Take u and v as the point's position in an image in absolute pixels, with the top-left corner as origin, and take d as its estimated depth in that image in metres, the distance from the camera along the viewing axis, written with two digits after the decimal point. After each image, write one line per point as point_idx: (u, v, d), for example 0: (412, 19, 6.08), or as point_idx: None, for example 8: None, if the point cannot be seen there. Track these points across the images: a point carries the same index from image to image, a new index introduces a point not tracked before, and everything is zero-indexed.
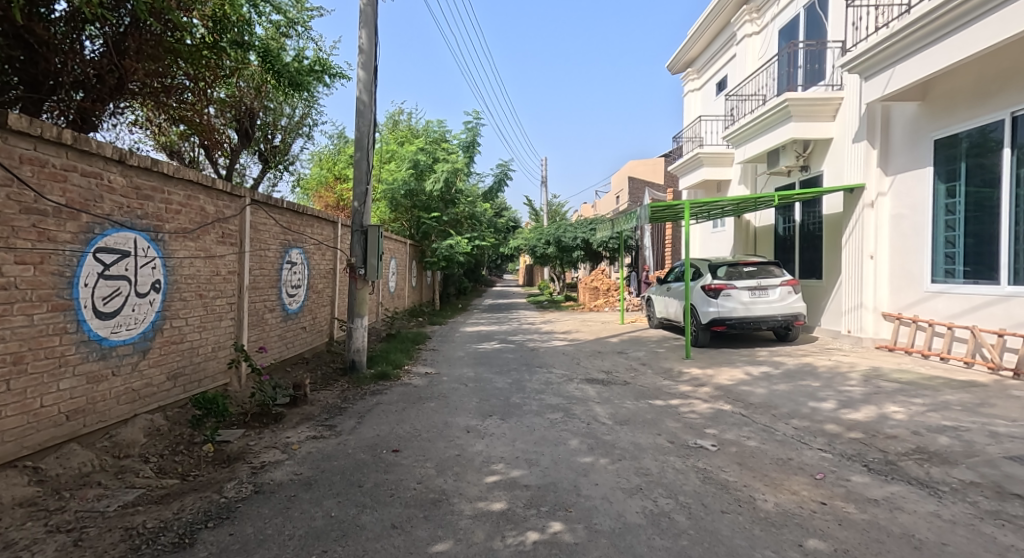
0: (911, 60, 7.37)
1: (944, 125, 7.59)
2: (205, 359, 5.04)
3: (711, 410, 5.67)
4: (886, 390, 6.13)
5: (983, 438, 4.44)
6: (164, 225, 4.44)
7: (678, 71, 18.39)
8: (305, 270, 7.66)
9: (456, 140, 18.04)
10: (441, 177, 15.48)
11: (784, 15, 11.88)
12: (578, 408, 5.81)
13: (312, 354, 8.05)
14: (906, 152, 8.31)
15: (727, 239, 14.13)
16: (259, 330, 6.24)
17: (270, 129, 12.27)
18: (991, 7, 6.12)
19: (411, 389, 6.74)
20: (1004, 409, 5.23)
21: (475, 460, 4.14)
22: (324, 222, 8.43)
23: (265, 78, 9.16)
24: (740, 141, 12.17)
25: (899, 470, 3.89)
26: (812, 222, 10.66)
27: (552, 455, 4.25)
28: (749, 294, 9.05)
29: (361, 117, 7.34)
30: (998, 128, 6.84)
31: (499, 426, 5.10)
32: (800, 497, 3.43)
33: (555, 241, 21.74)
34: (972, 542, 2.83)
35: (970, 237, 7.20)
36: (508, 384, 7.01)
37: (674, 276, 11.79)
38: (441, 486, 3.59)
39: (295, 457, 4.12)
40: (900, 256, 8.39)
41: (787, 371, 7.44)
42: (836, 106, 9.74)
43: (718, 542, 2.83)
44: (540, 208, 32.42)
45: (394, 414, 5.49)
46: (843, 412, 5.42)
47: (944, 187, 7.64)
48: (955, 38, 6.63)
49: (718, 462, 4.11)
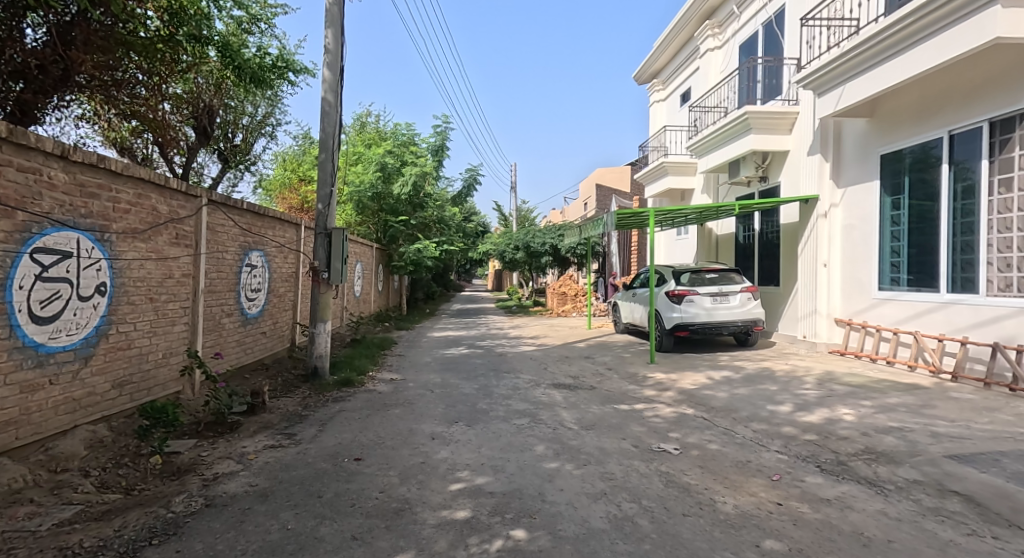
0: (859, 79, 7.75)
1: (890, 141, 7.98)
2: (155, 366, 4.80)
3: (674, 414, 5.76)
4: (839, 394, 6.35)
5: (926, 438, 4.65)
6: (111, 225, 4.22)
7: (645, 82, 18.77)
8: (266, 273, 7.43)
9: (424, 143, 17.82)
10: (409, 181, 15.26)
11: (744, 31, 12.30)
12: (544, 413, 5.81)
13: (272, 360, 7.80)
14: (856, 165, 8.70)
15: (690, 246, 14.48)
16: (215, 335, 6.01)
17: (230, 128, 11.92)
18: (930, 32, 6.50)
19: (376, 396, 6.60)
20: (945, 410, 5.49)
21: (439, 468, 4.07)
22: (287, 224, 8.20)
23: (224, 75, 8.88)
24: (702, 152, 12.49)
25: (850, 470, 4.03)
26: (770, 231, 11.02)
27: (518, 461, 4.22)
28: (710, 300, 9.26)
29: (326, 118, 7.16)
30: (937, 145, 7.21)
31: (465, 432, 5.04)
32: (758, 499, 3.51)
33: (524, 246, 21.84)
34: (915, 539, 2.94)
35: (914, 247, 7.56)
36: (475, 390, 6.96)
37: (639, 282, 11.99)
38: (404, 494, 3.52)
39: (251, 467, 3.96)
40: (851, 264, 8.74)
41: (747, 375, 7.63)
42: (792, 120, 10.13)
43: (680, 545, 2.86)
44: (509, 214, 32.59)
45: (358, 422, 5.36)
46: (798, 415, 5.59)
47: (890, 199, 8.01)
48: (898, 60, 7.01)
49: (681, 466, 4.17)
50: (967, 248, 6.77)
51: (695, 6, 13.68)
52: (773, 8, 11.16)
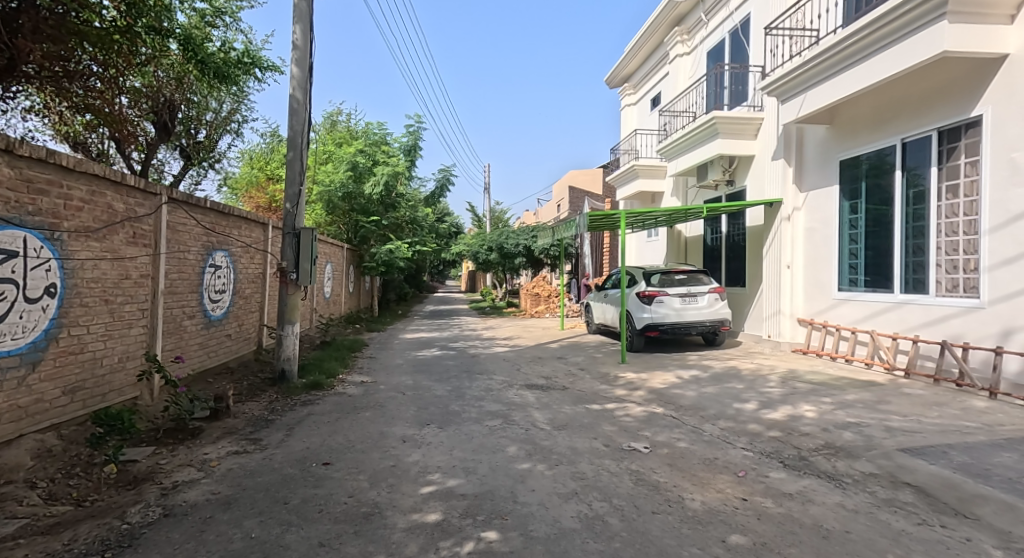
0: (818, 88, 8.02)
1: (848, 148, 8.28)
2: (110, 371, 4.62)
3: (644, 413, 5.84)
4: (801, 391, 6.56)
5: (881, 432, 4.84)
6: (62, 223, 4.04)
7: (616, 86, 19.01)
8: (231, 274, 7.23)
9: (396, 142, 17.63)
10: (381, 181, 15.08)
11: (712, 38, 12.59)
12: (517, 414, 5.82)
13: (238, 364, 7.59)
14: (817, 171, 9.00)
15: (661, 248, 14.72)
16: (176, 338, 5.81)
17: (193, 123, 11.56)
18: (883, 44, 6.78)
19: (346, 399, 6.49)
20: (899, 406, 5.73)
21: (410, 470, 4.03)
22: (253, 224, 7.99)
23: (187, 69, 8.61)
24: (671, 155, 12.71)
25: (811, 465, 4.17)
26: (736, 233, 11.29)
27: (490, 463, 4.21)
28: (679, 300, 9.43)
29: (294, 116, 7.02)
30: (891, 153, 7.52)
31: (437, 435, 5.00)
32: (724, 495, 3.59)
33: (497, 247, 21.84)
34: (870, 529, 3.05)
35: (870, 250, 7.85)
36: (448, 392, 6.92)
37: (610, 283, 12.13)
38: (374, 498, 3.47)
39: (213, 475, 3.85)
40: (813, 265, 9.03)
41: (715, 374, 7.81)
42: (757, 126, 10.40)
43: (649, 542, 2.90)
44: (483, 215, 32.56)
45: (326, 426, 5.27)
46: (763, 412, 5.74)
47: (848, 204, 8.32)
48: (854, 71, 7.29)
49: (650, 464, 4.23)
50: (919, 251, 7.07)
51: (664, 12, 13.92)
52: (739, 16, 11.45)
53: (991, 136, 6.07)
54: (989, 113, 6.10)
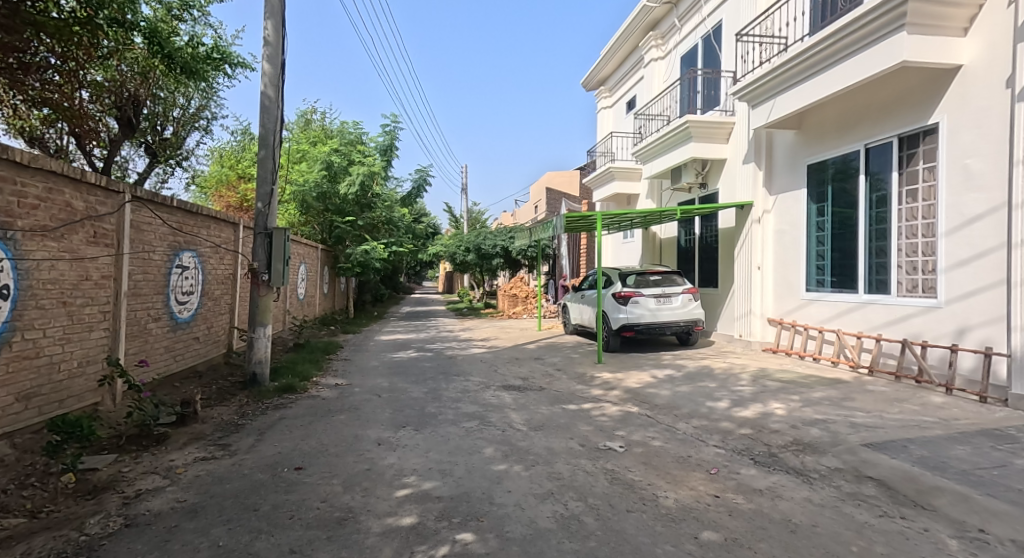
0: (787, 94, 8.24)
1: (815, 153, 8.52)
2: (68, 377, 4.44)
3: (619, 413, 5.90)
4: (771, 389, 6.72)
5: (846, 428, 4.99)
6: (16, 222, 3.87)
7: (592, 88, 19.16)
8: (199, 275, 7.03)
9: (372, 142, 17.43)
10: (356, 180, 14.89)
11: (686, 43, 12.81)
12: (493, 415, 5.81)
13: (207, 367, 7.39)
14: (786, 174, 9.24)
15: (636, 249, 14.91)
16: (140, 341, 5.63)
17: (159, 119, 11.21)
18: (846, 53, 7.01)
19: (319, 402, 6.39)
20: (863, 402, 5.92)
21: (385, 474, 3.98)
22: (223, 224, 7.79)
23: (152, 63, 8.36)
24: (646, 158, 12.88)
25: (780, 461, 4.27)
26: (709, 235, 11.51)
27: (466, 464, 4.20)
28: (654, 301, 9.55)
29: (266, 114, 6.88)
30: (855, 158, 7.77)
31: (412, 437, 4.96)
32: (697, 492, 3.65)
33: (474, 248, 21.80)
34: (836, 522, 3.14)
35: (836, 252, 8.08)
36: (424, 394, 6.87)
37: (587, 284, 12.22)
38: (347, 503, 3.42)
39: (179, 482, 3.74)
40: (782, 266, 9.26)
41: (689, 373, 7.94)
42: (729, 130, 10.62)
43: (624, 541, 2.93)
44: (460, 216, 32.45)
45: (299, 429, 5.17)
46: (735, 410, 5.86)
47: (815, 207, 8.55)
48: (820, 78, 7.51)
49: (625, 463, 4.27)
50: (881, 253, 7.31)
51: (639, 17, 14.10)
52: (711, 22, 11.67)
53: (947, 143, 6.32)
54: (945, 121, 6.35)
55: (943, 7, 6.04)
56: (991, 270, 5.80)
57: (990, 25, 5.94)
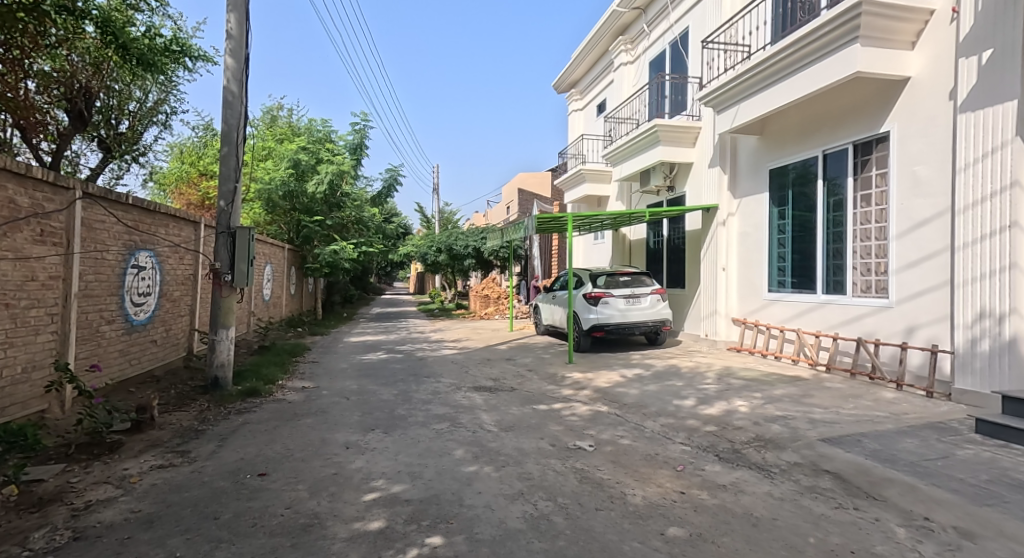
0: (750, 101, 8.48)
1: (776, 158, 8.80)
2: (11, 383, 4.23)
3: (589, 412, 5.97)
4: (735, 387, 6.90)
5: (805, 424, 5.17)
6: None
7: (563, 91, 19.32)
8: (157, 275, 6.79)
9: (341, 140, 17.15)
10: (325, 179, 14.61)
11: (654, 49, 13.04)
12: (464, 416, 5.79)
13: (166, 371, 7.14)
14: (749, 178, 9.51)
15: (607, 250, 15.10)
16: (92, 345, 5.40)
17: (113, 113, 10.76)
18: (805, 62, 7.26)
19: (285, 405, 6.25)
20: (821, 399, 6.14)
21: (353, 478, 3.92)
22: (183, 223, 7.53)
23: (106, 54, 8.04)
24: (616, 160, 13.06)
25: (743, 457, 4.39)
26: (677, 237, 11.75)
27: (437, 466, 4.17)
28: (624, 301, 9.70)
29: (229, 109, 6.70)
30: (813, 163, 8.05)
31: (381, 440, 4.90)
32: (664, 489, 3.72)
33: (446, 248, 21.68)
34: (795, 515, 3.25)
35: (797, 254, 8.36)
36: (394, 396, 6.79)
37: (558, 284, 12.31)
38: (313, 508, 3.36)
39: (133, 492, 3.60)
40: (746, 268, 9.53)
41: (657, 372, 8.08)
42: (695, 134, 10.86)
43: (592, 539, 2.96)
44: (432, 216, 32.22)
45: (264, 434, 5.05)
46: (700, 408, 6.00)
47: (777, 210, 8.83)
48: (781, 85, 7.76)
49: (594, 462, 4.32)
50: (837, 255, 7.60)
51: (609, 22, 14.31)
52: (679, 29, 11.92)
53: (898, 151, 6.61)
54: (895, 129, 6.65)
55: (893, 22, 6.33)
56: (937, 271, 6.10)
57: (936, 40, 6.25)
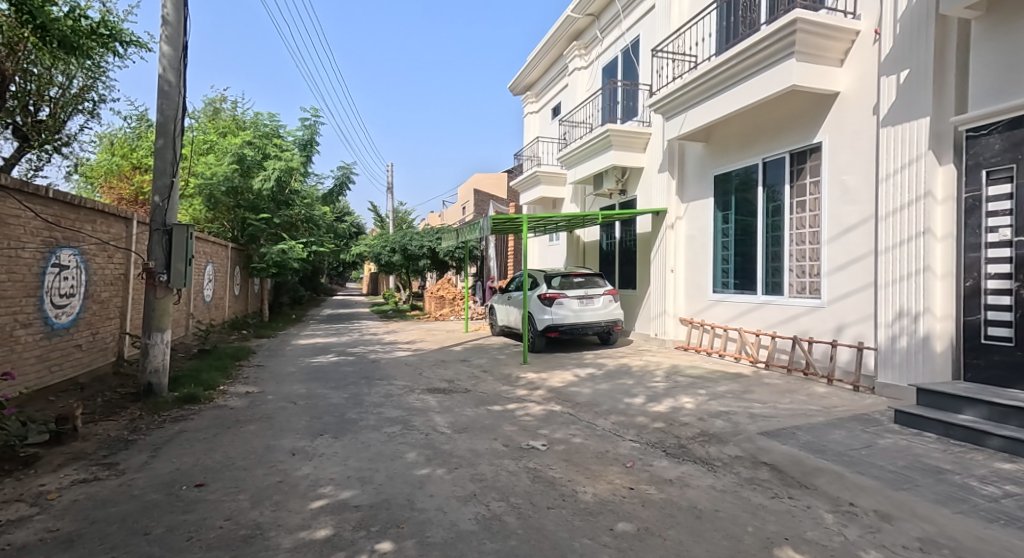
0: (695, 110, 8.82)
1: (720, 165, 9.17)
2: None
3: (543, 412, 6.03)
4: (682, 384, 7.15)
5: (746, 418, 5.42)
6: None
7: (519, 93, 19.43)
8: (82, 275, 6.36)
9: (290, 136, 16.58)
10: (272, 175, 14.07)
11: (606, 55, 13.33)
12: (417, 419, 5.72)
13: (93, 379, 6.68)
14: (696, 184, 9.87)
15: (562, 252, 15.29)
16: (4, 350, 4.99)
17: (32, 98, 9.98)
18: (745, 75, 7.62)
19: (227, 412, 5.98)
20: (761, 394, 6.45)
21: (299, 485, 3.81)
22: (112, 219, 7.08)
23: (24, 34, 7.46)
24: (570, 163, 13.25)
25: (688, 452, 4.55)
26: (628, 239, 12.03)
27: (388, 470, 4.10)
28: (577, 302, 9.84)
29: (165, 99, 6.36)
30: (754, 171, 8.44)
31: (330, 445, 4.77)
32: (613, 486, 3.80)
33: (400, 249, 21.33)
34: (735, 506, 3.39)
35: (739, 256, 8.73)
36: (344, 399, 6.63)
37: (513, 285, 12.36)
38: (255, 519, 3.23)
39: (52, 509, 3.35)
40: (692, 269, 9.88)
41: (609, 371, 8.25)
42: (646, 140, 11.17)
43: (544, 537, 2.99)
44: (386, 216, 31.66)
45: (202, 443, 4.82)
46: (650, 405, 6.17)
47: (721, 214, 9.20)
48: (723, 96, 8.11)
49: (547, 461, 4.36)
50: (775, 257, 8.00)
51: (562, 27, 14.51)
52: (630, 37, 12.23)
53: (829, 161, 7.03)
54: (827, 140, 7.08)
55: (823, 39, 6.74)
56: (863, 274, 6.52)
57: (861, 58, 6.68)
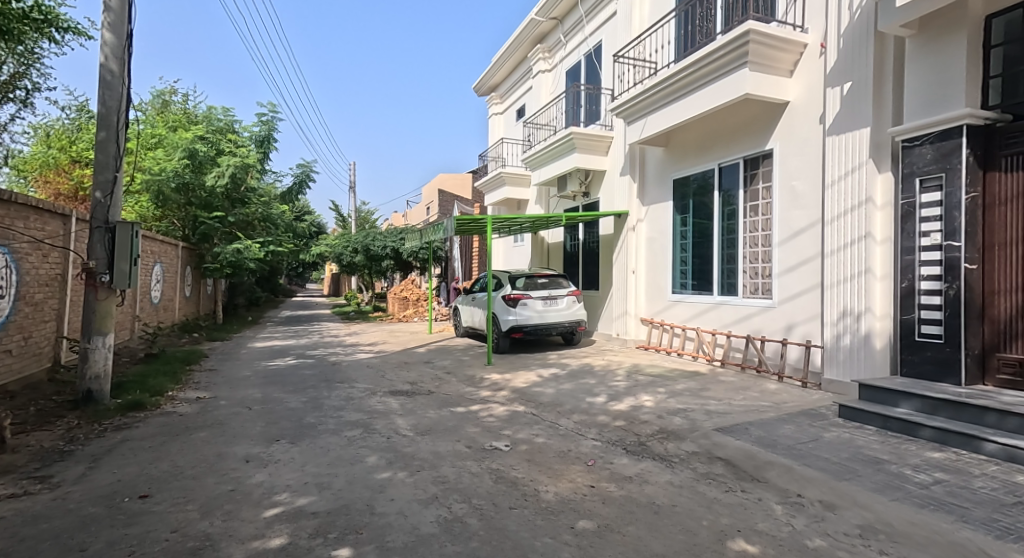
0: (654, 115, 9.03)
1: (679, 169, 9.42)
2: None
3: (506, 412, 6.03)
4: (643, 383, 7.29)
5: (702, 415, 5.57)
6: None
7: (483, 94, 19.40)
8: (13, 275, 5.97)
9: (246, 132, 16.02)
10: (226, 172, 13.56)
11: (570, 59, 13.48)
12: (379, 422, 5.63)
13: (26, 386, 6.26)
14: (656, 187, 10.10)
15: (526, 253, 15.36)
16: None
17: None
18: (701, 83, 7.86)
19: (175, 419, 5.72)
20: (717, 392, 6.64)
21: (253, 493, 3.68)
22: (47, 215, 6.67)
23: None
24: (534, 165, 13.33)
25: (647, 449, 4.64)
26: (591, 240, 12.18)
27: (347, 475, 4.02)
28: (542, 303, 9.90)
29: (108, 90, 6.04)
30: (710, 175, 8.70)
31: (287, 451, 4.63)
32: (575, 484, 3.84)
33: (363, 249, 20.93)
34: (691, 501, 3.48)
35: (696, 258, 8.98)
36: (302, 403, 6.45)
37: (478, 286, 12.33)
38: (204, 530, 3.11)
39: None
40: (653, 270, 10.09)
41: (572, 371, 8.33)
42: (608, 143, 11.35)
43: (505, 538, 2.99)
44: (348, 216, 31.04)
45: (148, 452, 4.60)
46: (611, 404, 6.26)
47: (679, 217, 9.44)
48: (680, 102, 8.33)
49: (509, 461, 4.36)
50: (730, 259, 8.26)
51: (526, 30, 14.57)
52: (593, 42, 12.40)
53: (779, 167, 7.32)
54: (778, 148, 7.37)
55: (774, 51, 7.01)
56: (811, 276, 6.82)
57: (808, 70, 6.99)
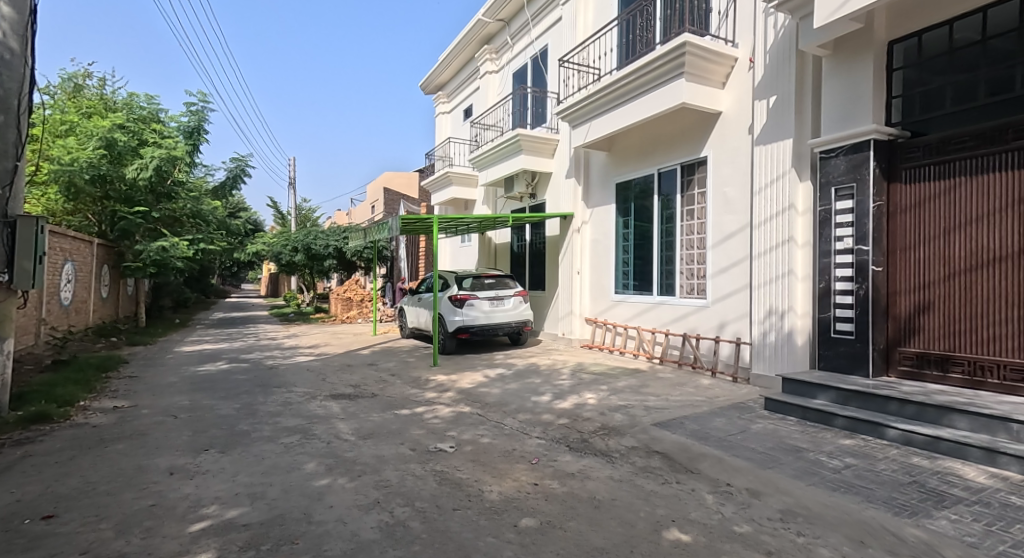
0: (597, 121, 9.25)
1: (621, 173, 9.69)
2: None
3: (452, 413, 5.98)
4: (587, 381, 7.43)
5: (642, 411, 5.75)
6: None
7: (429, 93, 19.19)
8: None
9: (173, 122, 15.06)
10: (150, 164, 12.69)
11: (516, 61, 13.56)
12: (319, 427, 5.44)
13: None
14: (599, 191, 10.35)
15: (473, 253, 15.31)
16: None
17: None
18: (640, 91, 8.13)
19: (89, 431, 5.29)
20: (656, 388, 6.88)
21: (178, 507, 3.46)
22: None
23: None
24: (480, 166, 13.32)
25: (589, 445, 4.73)
26: (538, 241, 12.31)
27: (283, 484, 3.86)
28: (488, 303, 9.91)
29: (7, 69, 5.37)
30: (649, 180, 9.00)
31: (216, 461, 4.39)
32: (518, 483, 3.86)
33: (303, 248, 20.18)
34: (630, 494, 3.58)
35: (637, 259, 9.27)
36: (235, 410, 6.14)
37: (424, 287, 12.18)
38: (120, 549, 2.89)
39: None
40: (596, 271, 10.33)
41: (518, 371, 8.37)
42: (553, 146, 11.52)
43: (448, 539, 2.97)
44: (287, 214, 29.83)
45: (55, 468, 4.22)
46: (555, 403, 6.34)
47: (621, 220, 9.71)
48: (621, 109, 8.58)
49: (454, 463, 4.33)
50: (668, 261, 8.58)
51: (473, 30, 14.52)
52: (538, 45, 12.53)
53: (713, 173, 7.68)
54: (711, 155, 7.73)
55: (707, 63, 7.35)
56: (741, 277, 7.19)
57: (738, 83, 7.37)
